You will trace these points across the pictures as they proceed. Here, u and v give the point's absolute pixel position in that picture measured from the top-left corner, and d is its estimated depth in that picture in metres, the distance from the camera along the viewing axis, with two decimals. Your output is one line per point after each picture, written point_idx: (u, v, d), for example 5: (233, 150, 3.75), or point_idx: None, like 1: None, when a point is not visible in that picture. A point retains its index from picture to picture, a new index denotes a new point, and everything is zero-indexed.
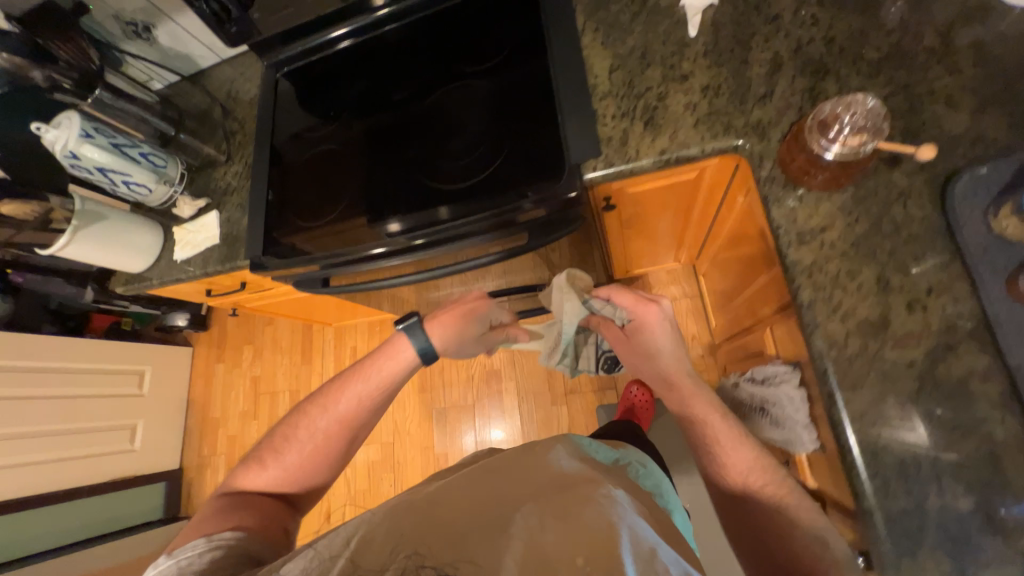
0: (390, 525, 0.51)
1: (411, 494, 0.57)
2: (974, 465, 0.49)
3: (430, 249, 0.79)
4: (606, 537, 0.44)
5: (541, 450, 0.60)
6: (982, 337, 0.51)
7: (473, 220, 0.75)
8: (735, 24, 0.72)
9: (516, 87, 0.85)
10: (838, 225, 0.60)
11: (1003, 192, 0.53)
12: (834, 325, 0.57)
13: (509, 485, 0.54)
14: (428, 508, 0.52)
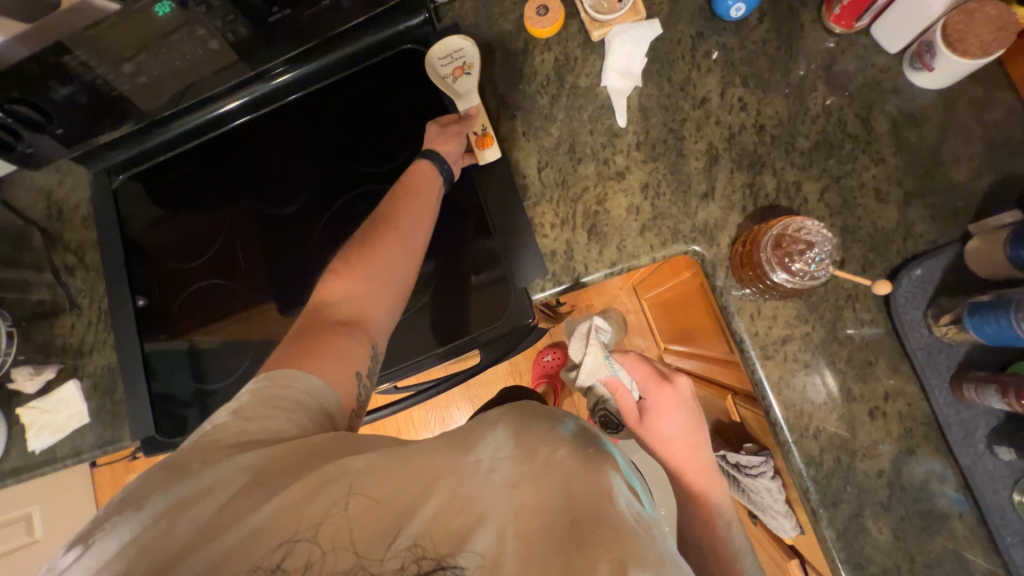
0: (398, 518, 0.39)
1: (422, 467, 0.42)
2: (944, 562, 0.53)
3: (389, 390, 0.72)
4: None
5: (592, 455, 0.42)
6: (935, 437, 0.55)
7: (428, 358, 0.69)
8: (664, 109, 0.66)
9: None
10: (799, 334, 0.59)
11: (938, 294, 0.55)
12: (809, 441, 0.57)
13: (550, 504, 0.39)
14: (449, 508, 0.39)
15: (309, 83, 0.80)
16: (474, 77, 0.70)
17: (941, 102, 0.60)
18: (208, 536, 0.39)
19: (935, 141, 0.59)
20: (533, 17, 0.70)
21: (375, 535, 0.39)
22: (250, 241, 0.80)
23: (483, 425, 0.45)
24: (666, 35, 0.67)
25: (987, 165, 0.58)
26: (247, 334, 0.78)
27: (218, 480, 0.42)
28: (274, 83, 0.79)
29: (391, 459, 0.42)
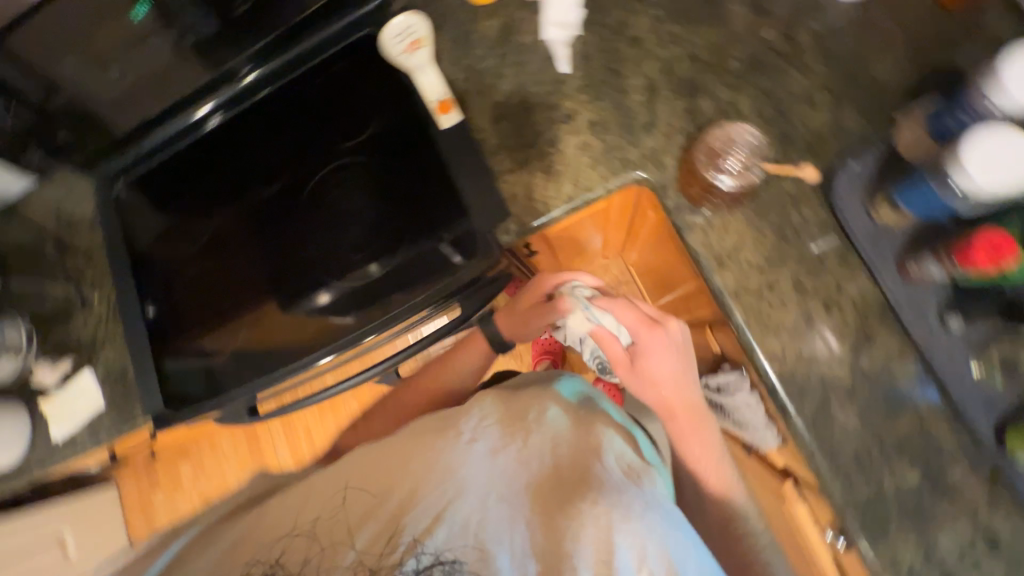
0: (383, 494, 0.60)
1: (413, 465, 0.61)
2: (911, 439, 0.55)
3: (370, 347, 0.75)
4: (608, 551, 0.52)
5: (582, 419, 0.65)
6: (889, 321, 0.57)
7: (409, 309, 0.72)
8: (602, 53, 0.71)
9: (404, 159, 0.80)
10: (748, 243, 0.62)
11: (876, 182, 0.57)
12: (770, 340, 0.59)
13: (535, 468, 0.60)
14: (419, 487, 0.58)
15: (277, 76, 0.84)
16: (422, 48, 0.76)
17: (858, 10, 0.64)
18: (265, 527, 0.63)
19: (856, 45, 0.63)
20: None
21: (360, 519, 0.58)
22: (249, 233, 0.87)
23: (472, 404, 0.69)
24: None
25: (908, 61, 0.61)
26: (251, 319, 0.84)
27: (256, 517, 0.66)
28: (244, 81, 0.83)
29: (413, 466, 0.61)
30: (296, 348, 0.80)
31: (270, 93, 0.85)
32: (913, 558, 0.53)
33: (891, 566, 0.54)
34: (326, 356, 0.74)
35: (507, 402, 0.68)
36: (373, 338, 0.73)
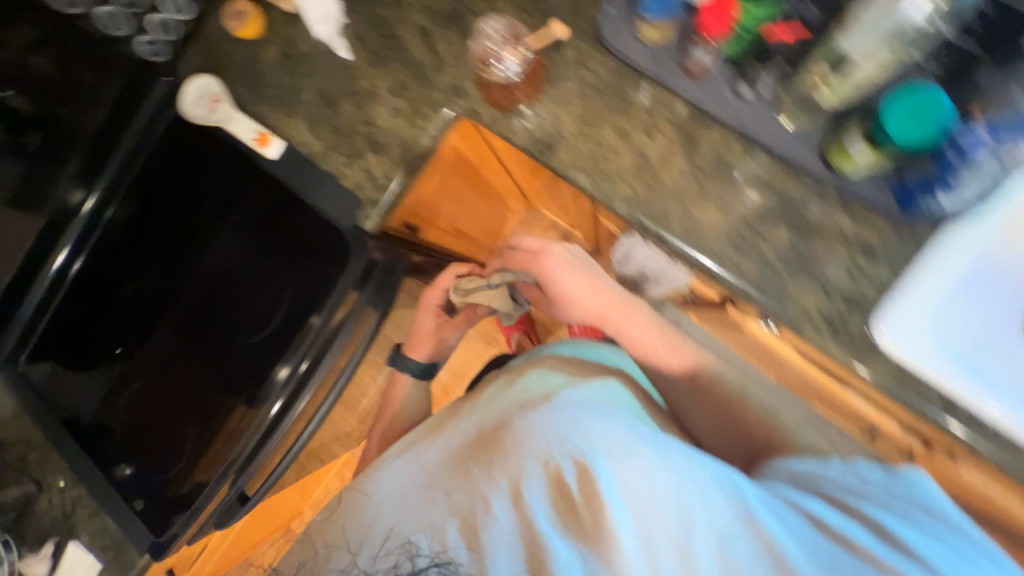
0: (363, 508, 0.68)
1: (386, 480, 0.71)
2: (767, 203, 0.59)
3: (309, 376, 0.77)
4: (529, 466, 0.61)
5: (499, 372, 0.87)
6: (702, 118, 0.61)
7: (324, 322, 0.76)
8: (370, 25, 0.74)
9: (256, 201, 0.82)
10: (563, 116, 0.66)
11: (631, 11, 0.62)
12: (619, 185, 0.64)
13: (475, 439, 0.70)
14: (392, 488, 0.68)
15: (114, 191, 0.87)
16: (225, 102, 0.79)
17: None
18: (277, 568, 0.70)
19: None
20: (235, 27, 0.79)
21: (352, 529, 0.66)
22: (154, 350, 0.87)
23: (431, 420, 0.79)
24: None
25: None
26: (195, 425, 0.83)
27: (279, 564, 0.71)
28: (87, 209, 0.86)
29: (374, 482, 0.71)
30: (251, 411, 0.80)
31: (116, 209, 0.87)
32: (818, 298, 0.57)
33: (805, 315, 0.57)
34: (276, 404, 0.77)
35: (455, 408, 0.79)
36: (307, 363, 0.77)
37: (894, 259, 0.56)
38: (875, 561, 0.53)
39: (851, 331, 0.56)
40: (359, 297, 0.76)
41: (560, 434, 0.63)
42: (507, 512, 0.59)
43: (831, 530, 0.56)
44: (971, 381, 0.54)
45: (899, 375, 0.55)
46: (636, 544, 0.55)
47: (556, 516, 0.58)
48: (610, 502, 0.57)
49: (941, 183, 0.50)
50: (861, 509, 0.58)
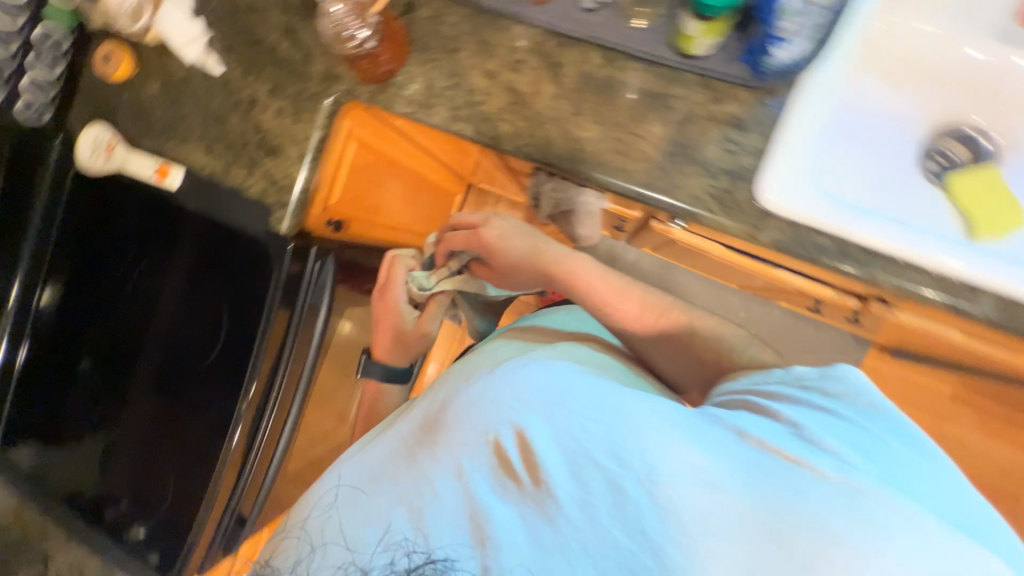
0: (312, 514, 0.64)
1: (331, 483, 0.67)
2: (638, 104, 0.60)
3: (264, 384, 0.78)
4: (477, 434, 0.59)
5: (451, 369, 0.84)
6: (561, 40, 0.63)
7: (263, 328, 0.77)
8: (237, 35, 0.75)
9: (174, 234, 0.83)
10: (433, 74, 0.67)
11: None
12: (500, 124, 0.65)
13: (423, 426, 0.67)
14: (345, 488, 0.65)
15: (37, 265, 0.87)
16: (122, 145, 0.79)
17: None
18: None
19: None
20: (106, 70, 0.78)
21: (300, 540, 0.62)
22: (114, 413, 0.86)
23: (387, 425, 0.77)
24: None
25: None
26: (173, 472, 0.83)
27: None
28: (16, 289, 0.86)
29: (319, 491, 0.67)
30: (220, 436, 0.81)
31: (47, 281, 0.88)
32: (704, 182, 0.59)
33: (697, 199, 0.59)
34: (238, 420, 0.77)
35: (407, 408, 0.76)
36: (257, 373, 0.78)
37: (762, 124, 0.58)
38: (785, 458, 0.48)
39: (739, 202, 0.58)
40: (306, 298, 0.80)
41: (496, 403, 0.61)
42: (452, 490, 0.57)
43: (754, 438, 0.50)
44: (866, 219, 0.54)
45: (792, 232, 0.57)
46: (575, 496, 0.52)
47: (498, 485, 0.56)
48: (545, 460, 0.54)
49: (772, 31, 0.52)
50: (778, 413, 0.54)
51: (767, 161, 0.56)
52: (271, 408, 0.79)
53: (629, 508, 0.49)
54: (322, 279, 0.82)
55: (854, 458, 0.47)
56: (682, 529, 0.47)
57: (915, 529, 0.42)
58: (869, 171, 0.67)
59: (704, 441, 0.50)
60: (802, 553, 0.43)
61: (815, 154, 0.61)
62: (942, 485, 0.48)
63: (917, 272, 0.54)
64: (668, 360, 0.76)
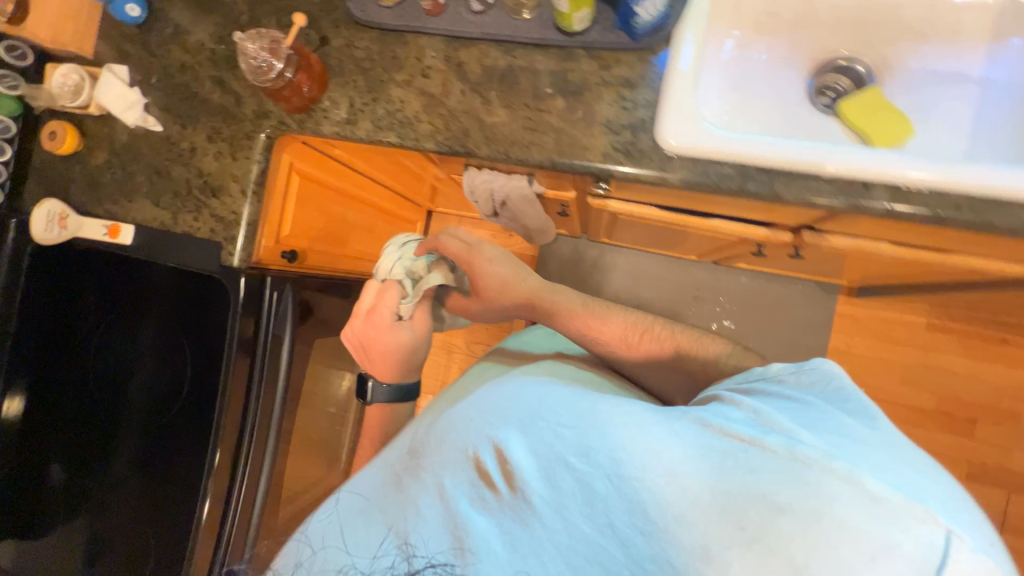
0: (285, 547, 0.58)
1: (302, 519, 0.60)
2: (538, 83, 0.66)
3: (235, 418, 0.78)
4: (458, 447, 0.56)
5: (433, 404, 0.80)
6: (461, 42, 0.69)
7: (228, 361, 0.78)
8: (173, 94, 0.81)
9: (148, 296, 0.88)
10: (353, 94, 0.73)
11: None
12: (421, 125, 0.70)
13: (404, 446, 0.63)
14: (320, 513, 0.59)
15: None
16: (75, 215, 0.82)
17: None
18: None
19: None
20: (52, 147, 0.82)
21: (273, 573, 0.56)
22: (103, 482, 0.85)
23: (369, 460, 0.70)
24: (131, 64, 0.83)
25: None
26: (161, 533, 0.80)
27: None
28: None
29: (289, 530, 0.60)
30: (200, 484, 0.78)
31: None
32: (610, 139, 0.63)
33: (607, 156, 0.63)
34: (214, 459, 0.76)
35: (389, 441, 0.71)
36: (228, 407, 0.77)
37: (650, 79, 0.63)
38: (739, 439, 0.45)
39: (645, 152, 0.62)
40: (269, 327, 0.81)
41: (472, 419, 0.58)
42: (434, 511, 0.52)
43: (716, 425, 0.47)
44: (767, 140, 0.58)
45: (697, 168, 0.61)
46: (547, 499, 0.49)
47: (477, 499, 0.51)
48: (520, 469, 0.51)
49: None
50: (740, 400, 0.50)
51: (661, 110, 0.61)
52: (247, 448, 0.78)
53: (600, 504, 0.47)
54: (282, 305, 0.83)
55: (812, 438, 0.43)
56: (641, 514, 0.45)
57: (868, 505, 0.38)
58: (779, 110, 0.75)
59: (666, 432, 0.47)
60: (755, 526, 0.41)
61: (705, 96, 0.72)
62: (929, 475, 0.41)
63: (810, 180, 0.58)
64: (642, 367, 0.72)
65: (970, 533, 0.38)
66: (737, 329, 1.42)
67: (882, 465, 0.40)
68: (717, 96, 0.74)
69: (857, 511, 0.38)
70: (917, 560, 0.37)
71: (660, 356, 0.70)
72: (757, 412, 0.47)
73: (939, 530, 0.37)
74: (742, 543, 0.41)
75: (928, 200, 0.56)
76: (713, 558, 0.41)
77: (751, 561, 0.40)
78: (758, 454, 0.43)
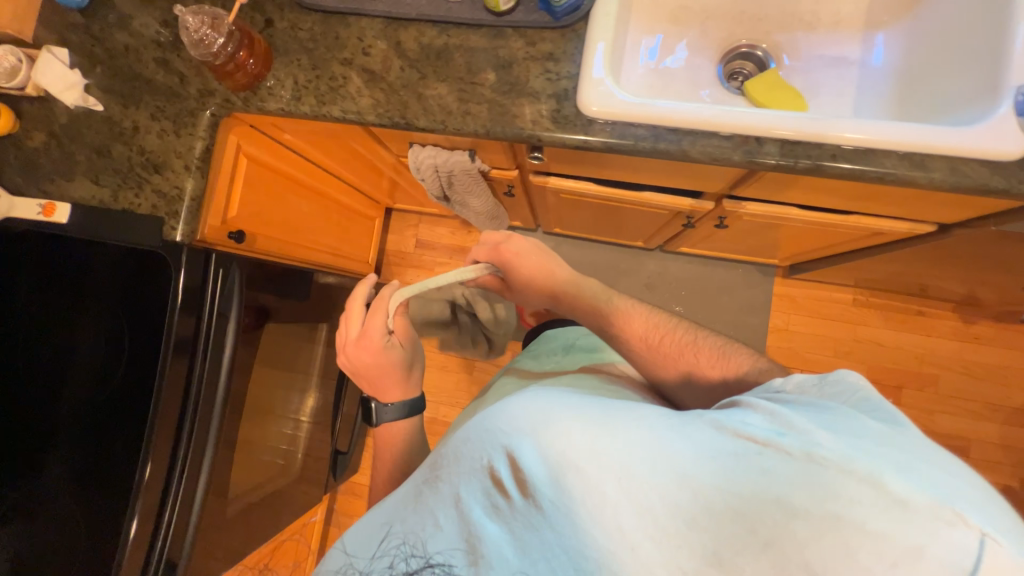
0: None
1: None
2: (472, 59, 0.71)
3: (173, 394, 0.77)
4: (471, 451, 0.48)
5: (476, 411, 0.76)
6: (400, 23, 0.74)
7: (167, 337, 0.77)
8: (116, 76, 0.82)
9: (63, 270, 0.81)
10: (297, 72, 0.76)
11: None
12: (362, 99, 0.74)
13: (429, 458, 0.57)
14: None
15: None
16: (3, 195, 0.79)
17: None
18: None
19: None
20: None
21: None
22: (4, 477, 0.79)
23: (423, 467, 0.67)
24: (72, 47, 0.84)
25: None
26: (89, 524, 0.76)
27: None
28: None
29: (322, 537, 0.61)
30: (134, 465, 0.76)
31: None
32: (538, 107, 0.69)
33: (536, 122, 0.68)
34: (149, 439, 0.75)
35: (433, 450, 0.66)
36: (166, 385, 0.76)
37: (572, 54, 0.70)
38: (763, 445, 0.39)
39: (570, 117, 0.68)
40: (212, 303, 0.82)
41: (483, 426, 0.49)
42: (452, 521, 0.47)
43: (733, 429, 0.41)
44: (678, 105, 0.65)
45: (616, 130, 0.67)
46: (564, 516, 0.42)
47: (490, 508, 0.46)
48: (536, 481, 0.43)
49: None
50: (759, 403, 0.44)
51: (581, 80, 0.67)
52: (188, 429, 0.78)
53: (612, 516, 0.40)
54: (229, 282, 0.83)
55: (837, 441, 0.37)
56: (653, 522, 0.39)
57: (899, 513, 0.34)
58: (702, 86, 0.84)
59: (677, 434, 0.41)
60: (767, 529, 0.36)
61: (627, 71, 0.81)
62: (972, 484, 0.35)
63: (712, 139, 0.65)
64: (658, 368, 0.70)
65: (1014, 538, 0.33)
66: (686, 312, 1.50)
67: (914, 470, 0.35)
68: (642, 75, 0.82)
69: (881, 515, 0.34)
70: (948, 565, 0.32)
71: (677, 362, 0.68)
72: (777, 415, 0.41)
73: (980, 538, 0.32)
74: (755, 548, 0.36)
75: (811, 152, 0.63)
76: (723, 563, 0.37)
77: (765, 568, 0.36)
78: (776, 457, 0.38)
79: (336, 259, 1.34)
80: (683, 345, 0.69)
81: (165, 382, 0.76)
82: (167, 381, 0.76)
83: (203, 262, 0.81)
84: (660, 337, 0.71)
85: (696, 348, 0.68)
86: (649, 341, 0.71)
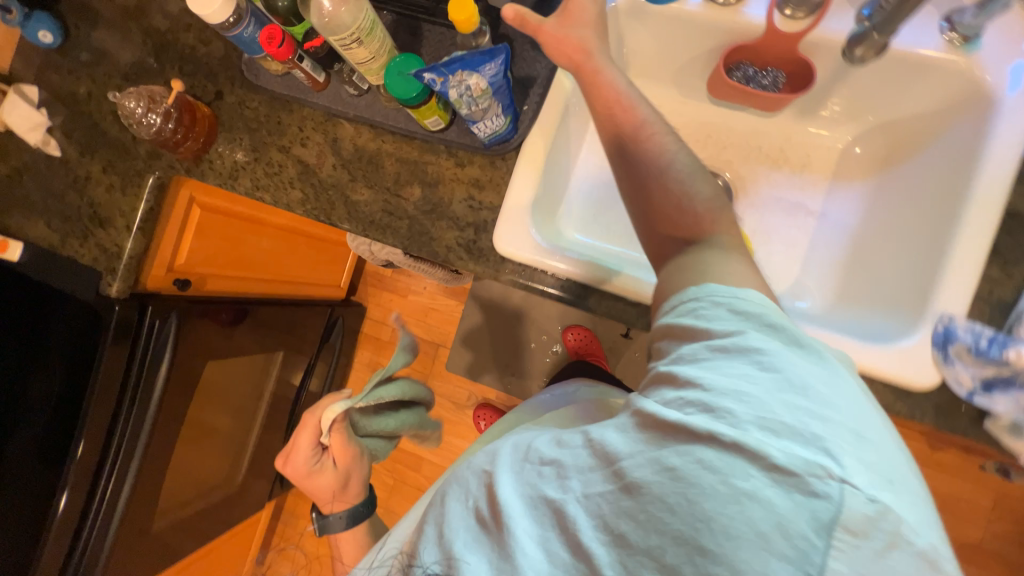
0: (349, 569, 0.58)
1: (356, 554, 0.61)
2: (401, 170, 0.70)
3: (97, 434, 0.82)
4: (455, 484, 0.51)
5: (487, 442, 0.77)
6: (339, 120, 0.73)
7: (96, 382, 0.81)
8: (78, 122, 0.85)
9: None
10: (237, 151, 0.77)
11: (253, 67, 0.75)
12: (292, 192, 0.74)
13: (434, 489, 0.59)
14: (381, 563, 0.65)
15: None
16: None
17: None
18: None
19: None
20: None
21: None
22: None
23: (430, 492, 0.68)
24: (42, 85, 0.86)
25: None
26: None
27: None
28: None
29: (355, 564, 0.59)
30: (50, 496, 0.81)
31: None
32: (456, 234, 0.68)
33: (452, 249, 0.67)
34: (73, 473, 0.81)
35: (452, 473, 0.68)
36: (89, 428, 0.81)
37: (498, 183, 0.68)
38: (693, 428, 0.38)
39: (484, 250, 0.67)
40: (144, 351, 0.86)
41: (472, 462, 0.53)
42: (434, 543, 0.47)
43: (654, 412, 0.40)
44: (587, 262, 0.63)
45: (525, 274, 0.66)
46: (538, 534, 0.41)
47: (471, 540, 0.44)
48: (507, 507, 0.43)
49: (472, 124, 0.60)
50: (679, 375, 0.43)
51: (499, 216, 0.65)
52: (111, 463, 0.84)
53: (570, 524, 0.40)
54: (170, 329, 0.87)
55: (738, 406, 0.38)
56: (607, 532, 0.39)
57: (795, 482, 0.35)
58: None
59: (618, 438, 0.42)
60: (698, 522, 0.35)
61: (576, 179, 0.78)
62: (857, 419, 0.38)
63: (620, 302, 0.65)
64: (659, 226, 0.56)
65: (871, 485, 0.34)
66: None
67: (795, 435, 0.36)
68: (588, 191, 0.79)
69: (806, 510, 0.34)
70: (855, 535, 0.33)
71: (682, 206, 0.55)
72: (688, 387, 0.41)
73: (840, 488, 0.34)
74: (702, 552, 0.35)
75: None
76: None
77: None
78: (680, 439, 0.38)
79: (304, 287, 1.37)
80: (690, 185, 0.55)
81: (88, 425, 0.81)
82: (90, 425, 0.81)
83: (143, 310, 0.86)
84: (678, 170, 0.56)
85: (691, 203, 0.54)
86: (671, 170, 0.56)
